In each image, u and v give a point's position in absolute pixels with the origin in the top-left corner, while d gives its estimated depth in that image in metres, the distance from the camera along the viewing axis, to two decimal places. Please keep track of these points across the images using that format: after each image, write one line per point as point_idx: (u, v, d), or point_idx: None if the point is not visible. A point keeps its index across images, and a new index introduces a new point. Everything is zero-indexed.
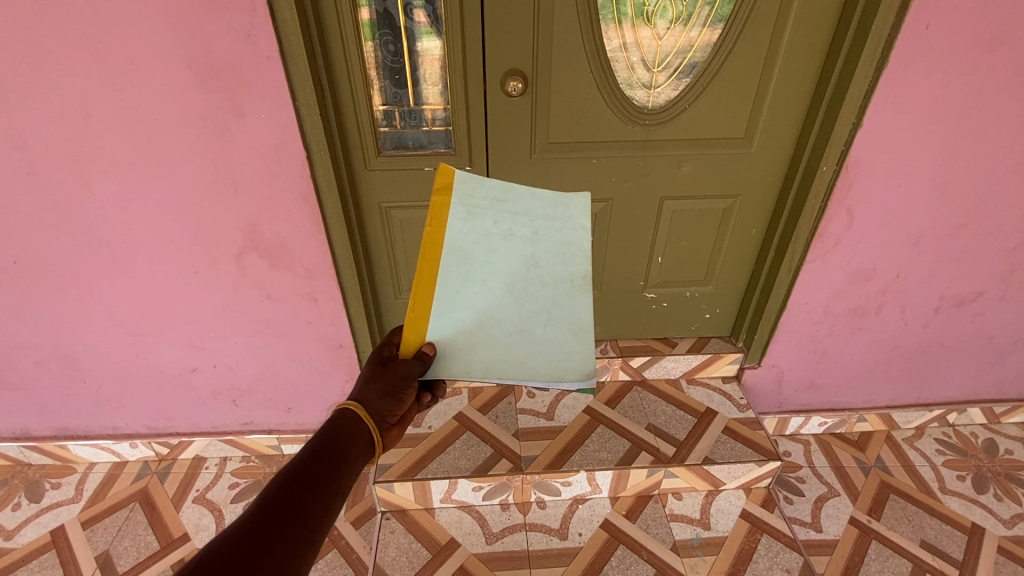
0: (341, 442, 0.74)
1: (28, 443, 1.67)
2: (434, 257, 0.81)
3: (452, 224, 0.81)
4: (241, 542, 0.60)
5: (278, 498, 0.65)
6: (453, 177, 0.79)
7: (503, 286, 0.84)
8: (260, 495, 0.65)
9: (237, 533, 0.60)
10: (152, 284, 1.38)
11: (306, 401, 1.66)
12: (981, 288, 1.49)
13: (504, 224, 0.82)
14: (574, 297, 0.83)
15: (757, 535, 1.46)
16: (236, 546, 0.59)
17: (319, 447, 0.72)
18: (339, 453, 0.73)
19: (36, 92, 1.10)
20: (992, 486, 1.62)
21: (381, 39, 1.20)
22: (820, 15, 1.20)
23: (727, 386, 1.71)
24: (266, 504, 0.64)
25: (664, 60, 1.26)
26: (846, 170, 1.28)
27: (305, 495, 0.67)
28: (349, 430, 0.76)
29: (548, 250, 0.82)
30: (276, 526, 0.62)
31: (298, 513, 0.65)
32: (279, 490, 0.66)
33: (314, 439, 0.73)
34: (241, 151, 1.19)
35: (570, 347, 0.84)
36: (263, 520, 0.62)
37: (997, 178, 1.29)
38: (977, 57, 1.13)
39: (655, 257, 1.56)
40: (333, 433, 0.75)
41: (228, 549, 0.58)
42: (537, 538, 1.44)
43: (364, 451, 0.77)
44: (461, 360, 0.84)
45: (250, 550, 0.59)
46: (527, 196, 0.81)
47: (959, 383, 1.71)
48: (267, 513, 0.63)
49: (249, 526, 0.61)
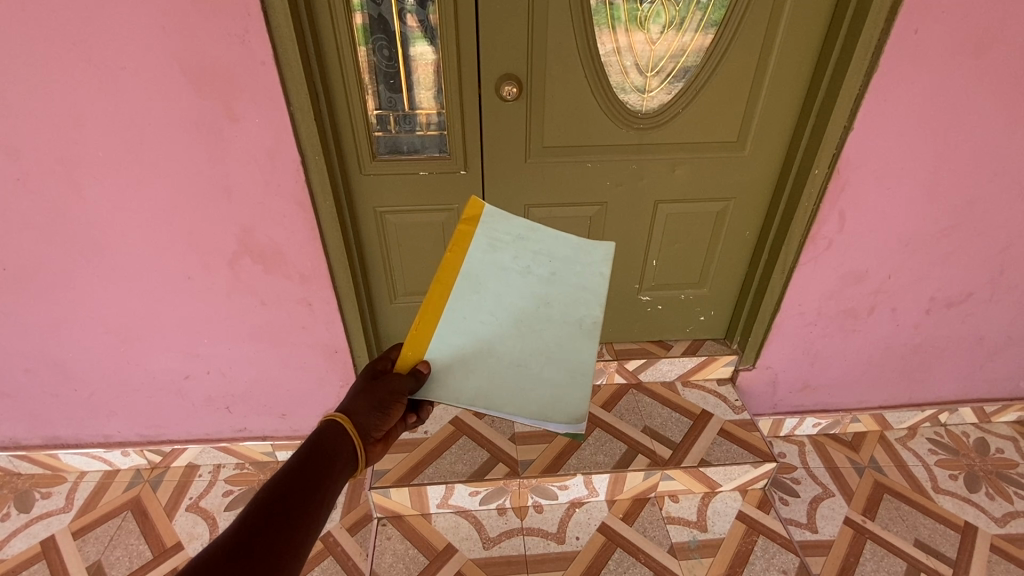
0: (328, 452, 0.73)
1: (18, 452, 1.65)
2: (449, 278, 0.86)
3: (472, 252, 0.87)
4: (226, 556, 0.59)
5: (265, 509, 0.65)
6: (483, 212, 0.88)
7: (510, 321, 0.86)
8: (247, 506, 0.65)
9: (221, 548, 0.60)
10: (144, 290, 1.36)
11: (301, 407, 1.65)
12: (971, 289, 1.50)
13: (523, 260, 0.88)
14: (579, 341, 0.85)
15: (754, 536, 1.46)
16: (221, 560, 0.59)
17: (307, 456, 0.72)
18: (326, 463, 0.72)
19: (27, 97, 1.09)
20: (984, 486, 1.64)
21: (376, 44, 1.20)
22: (810, 21, 1.22)
23: (721, 388, 1.71)
24: (253, 515, 0.64)
25: (658, 64, 1.27)
26: (838, 173, 1.30)
27: (292, 506, 0.67)
28: (338, 439, 0.75)
29: (561, 292, 0.87)
30: (259, 540, 0.62)
31: (284, 525, 0.65)
32: (266, 501, 0.66)
33: (301, 448, 0.72)
34: (235, 156, 1.19)
35: (565, 388, 0.80)
36: (249, 534, 0.62)
37: (985, 180, 1.31)
38: (964, 62, 1.15)
39: (650, 260, 1.57)
40: (322, 442, 0.74)
41: (213, 563, 0.58)
42: (534, 542, 1.44)
43: (353, 462, 0.76)
44: (451, 386, 0.80)
45: (234, 565, 0.59)
46: (551, 240, 0.89)
47: (950, 383, 1.73)
48: (252, 526, 0.63)
49: (233, 540, 0.61)
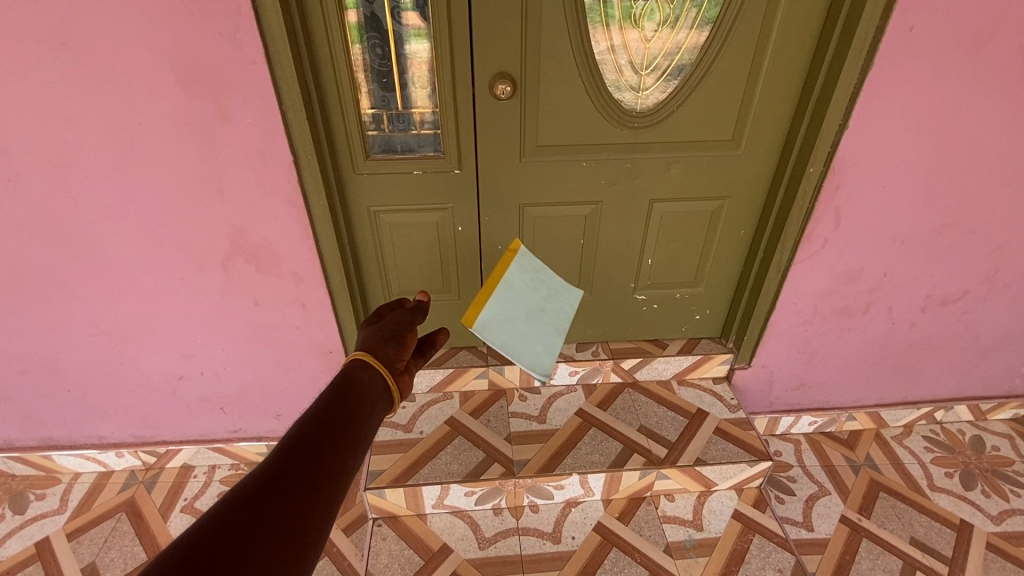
0: (355, 385, 0.75)
1: (12, 454, 1.64)
2: None
3: None
4: (270, 476, 0.57)
5: (305, 435, 0.64)
6: None
7: None
8: (286, 435, 0.64)
9: (265, 470, 0.58)
10: (137, 291, 1.36)
11: (296, 408, 1.64)
12: (966, 287, 1.50)
13: None
14: None
15: (750, 535, 1.46)
16: (265, 481, 0.57)
17: (336, 394, 0.72)
18: (358, 398, 0.73)
19: (16, 97, 1.08)
20: (979, 483, 1.64)
21: (369, 42, 1.20)
22: (806, 18, 1.21)
23: (718, 387, 1.70)
24: (293, 441, 0.63)
25: (652, 62, 1.26)
26: (833, 171, 1.29)
27: (332, 432, 0.65)
28: (365, 375, 0.78)
29: None
30: (303, 460, 0.60)
31: (326, 446, 0.63)
32: (305, 430, 0.65)
33: (332, 387, 0.73)
34: (227, 156, 1.18)
35: None
36: (291, 455, 0.60)
37: (980, 178, 1.31)
38: (959, 60, 1.15)
39: (646, 259, 1.56)
40: (350, 380, 0.76)
41: (257, 483, 0.56)
42: (530, 542, 1.44)
43: (382, 399, 0.78)
44: None
45: (279, 483, 0.57)
46: None
47: (945, 381, 1.73)
48: (295, 449, 0.61)
49: (273, 468, 0.58)
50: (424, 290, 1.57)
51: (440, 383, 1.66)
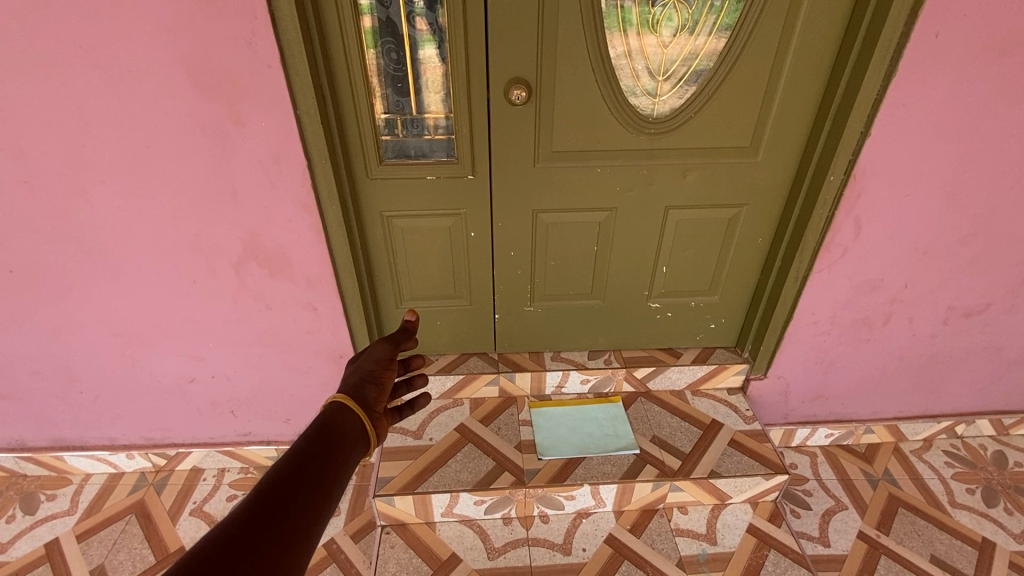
0: (337, 427, 0.71)
1: (25, 454, 1.65)
2: None
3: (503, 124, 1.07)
4: (234, 537, 0.53)
5: (275, 486, 0.60)
6: None
7: None
8: (253, 487, 0.59)
9: (227, 530, 0.54)
10: (149, 293, 1.36)
11: (305, 412, 1.63)
12: (990, 299, 1.46)
13: None
14: None
15: (765, 550, 1.43)
16: (230, 540, 0.53)
17: (316, 435, 0.68)
18: (333, 446, 0.68)
19: (33, 100, 1.08)
20: (1002, 500, 1.59)
21: (383, 47, 1.19)
22: (827, 22, 1.19)
23: (732, 397, 1.67)
24: (261, 495, 0.58)
25: (669, 68, 1.24)
26: (854, 180, 1.27)
27: (301, 483, 0.61)
28: (342, 420, 0.72)
29: None
30: (269, 518, 0.56)
31: (294, 499, 0.59)
32: (275, 480, 0.61)
33: (305, 432, 0.68)
34: (241, 160, 1.18)
35: None
36: (258, 511, 0.56)
37: (1006, 187, 1.27)
38: (986, 67, 1.12)
39: (660, 267, 1.54)
40: (326, 425, 0.70)
41: (219, 545, 0.52)
42: (539, 553, 1.42)
43: (359, 444, 0.72)
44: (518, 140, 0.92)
45: (241, 547, 0.53)
46: None
47: (966, 394, 1.69)
48: (261, 504, 0.57)
49: (248, 512, 0.56)
50: (436, 295, 1.56)
51: (450, 390, 1.64)
